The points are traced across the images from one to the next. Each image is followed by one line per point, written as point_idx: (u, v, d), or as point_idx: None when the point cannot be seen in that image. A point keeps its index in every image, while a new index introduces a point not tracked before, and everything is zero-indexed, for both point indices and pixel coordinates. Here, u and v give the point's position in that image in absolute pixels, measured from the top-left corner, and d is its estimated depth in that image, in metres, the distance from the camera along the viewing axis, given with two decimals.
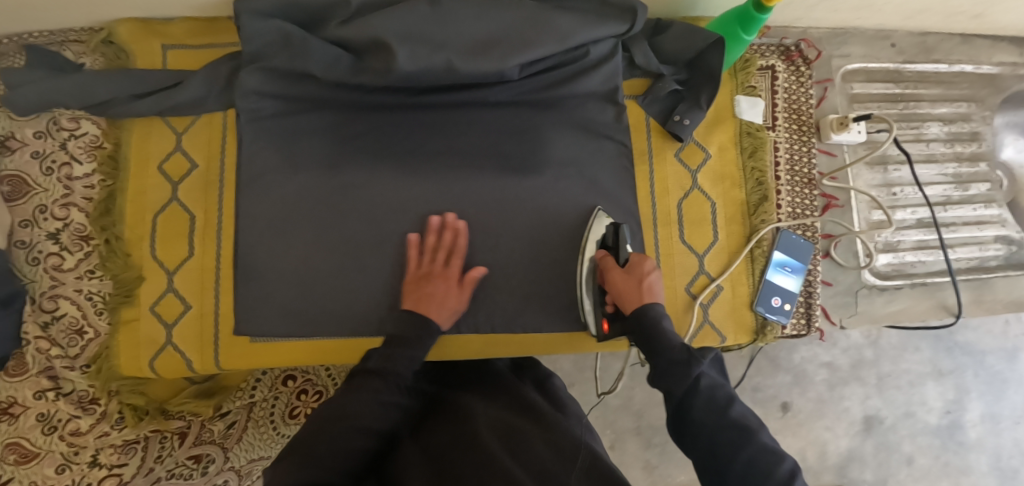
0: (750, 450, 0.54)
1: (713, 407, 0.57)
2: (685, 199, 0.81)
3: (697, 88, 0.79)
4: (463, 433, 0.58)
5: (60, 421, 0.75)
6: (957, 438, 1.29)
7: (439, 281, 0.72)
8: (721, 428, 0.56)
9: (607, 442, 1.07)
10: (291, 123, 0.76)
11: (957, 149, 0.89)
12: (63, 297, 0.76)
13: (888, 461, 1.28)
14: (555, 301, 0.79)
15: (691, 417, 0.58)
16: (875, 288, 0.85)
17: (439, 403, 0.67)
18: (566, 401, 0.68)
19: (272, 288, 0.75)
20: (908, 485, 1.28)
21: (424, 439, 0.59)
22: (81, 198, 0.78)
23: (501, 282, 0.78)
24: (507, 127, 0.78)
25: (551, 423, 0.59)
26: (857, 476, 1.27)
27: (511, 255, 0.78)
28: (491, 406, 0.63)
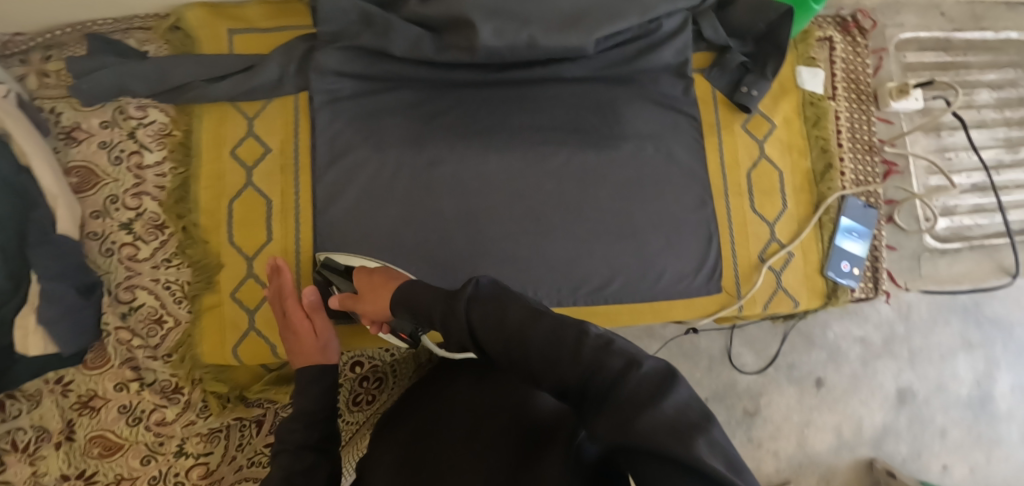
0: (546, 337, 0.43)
1: (490, 324, 0.46)
2: (754, 169, 0.82)
3: (764, 59, 0.81)
4: (430, 435, 0.55)
5: (144, 412, 0.74)
6: (989, 409, 1.32)
7: (287, 328, 0.70)
8: (501, 348, 0.45)
9: None
10: (373, 103, 0.77)
11: (1006, 114, 0.92)
12: (140, 287, 0.75)
13: (922, 434, 1.30)
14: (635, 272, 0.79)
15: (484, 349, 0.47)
16: (937, 252, 0.87)
17: (416, 404, 0.64)
18: None
19: None
20: (942, 456, 1.31)
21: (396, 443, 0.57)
22: (153, 187, 0.77)
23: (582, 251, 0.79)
24: (586, 102, 0.80)
25: (529, 403, 0.55)
26: (891, 448, 1.29)
27: (590, 226, 0.79)
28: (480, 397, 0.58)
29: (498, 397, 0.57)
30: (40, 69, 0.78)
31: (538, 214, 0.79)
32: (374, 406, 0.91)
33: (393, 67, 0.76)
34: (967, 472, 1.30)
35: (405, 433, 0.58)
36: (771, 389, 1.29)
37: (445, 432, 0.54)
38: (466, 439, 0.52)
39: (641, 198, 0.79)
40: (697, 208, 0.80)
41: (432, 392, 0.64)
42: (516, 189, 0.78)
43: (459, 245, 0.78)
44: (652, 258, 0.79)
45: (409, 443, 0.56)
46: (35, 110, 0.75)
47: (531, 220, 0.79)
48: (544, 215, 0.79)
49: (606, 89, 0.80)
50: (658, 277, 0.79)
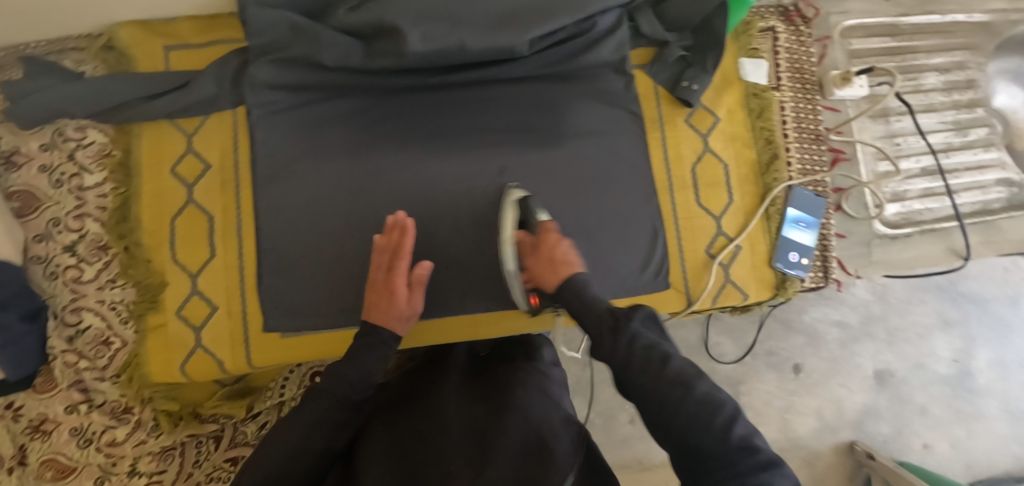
0: (687, 406, 0.49)
1: (650, 365, 0.52)
2: (698, 163, 0.82)
3: (705, 51, 0.80)
4: (428, 424, 0.56)
5: (95, 434, 0.74)
6: (968, 385, 1.35)
7: (388, 285, 0.70)
8: (655, 388, 0.51)
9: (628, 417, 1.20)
10: (312, 112, 0.77)
11: (955, 97, 0.92)
12: (86, 309, 0.75)
13: (903, 413, 1.33)
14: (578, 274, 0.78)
15: (630, 383, 0.53)
16: (887, 237, 0.87)
17: (414, 393, 0.65)
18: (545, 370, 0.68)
19: (313, 278, 0.75)
20: (923, 433, 1.33)
21: (394, 430, 0.58)
22: (95, 208, 0.77)
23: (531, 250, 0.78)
24: (528, 102, 0.79)
25: (528, 406, 0.58)
26: (873, 429, 1.32)
27: None
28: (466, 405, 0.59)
29: (494, 396, 0.60)
30: None
31: (488, 219, 0.78)
32: None
33: (328, 76, 0.75)
34: (948, 448, 1.34)
35: (405, 420, 0.59)
36: (750, 376, 1.30)
37: (441, 424, 0.56)
38: (471, 432, 0.54)
39: (587, 198, 0.79)
40: (642, 205, 0.80)
41: (419, 390, 0.64)
42: (467, 193, 0.78)
43: (406, 253, 0.77)
44: (600, 257, 0.78)
45: (409, 429, 0.57)
46: None
47: (481, 225, 0.78)
48: (492, 218, 0.78)
49: (550, 88, 0.79)
50: (608, 275, 0.78)
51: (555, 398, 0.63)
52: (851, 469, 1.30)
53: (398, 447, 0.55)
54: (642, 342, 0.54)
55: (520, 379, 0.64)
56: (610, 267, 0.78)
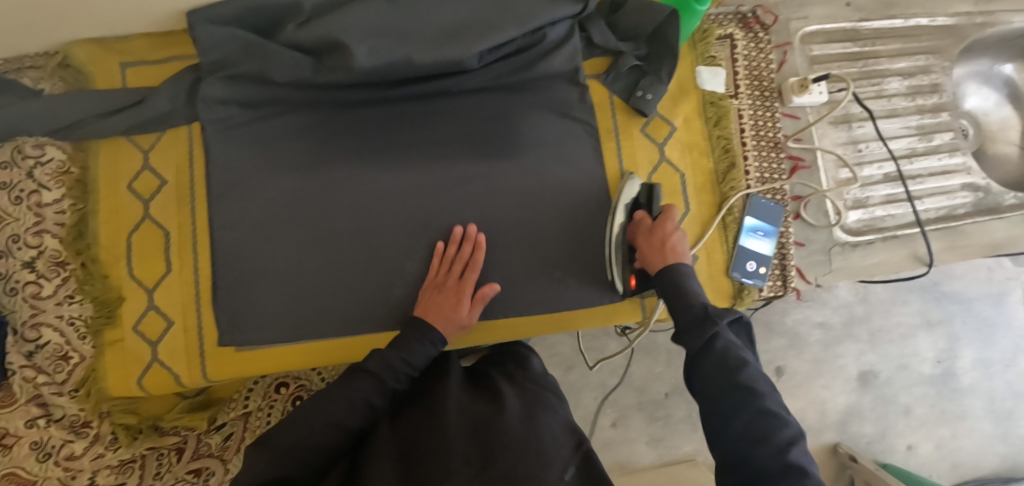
0: (746, 415, 0.54)
1: (723, 369, 0.57)
2: (654, 173, 0.82)
3: (659, 61, 0.80)
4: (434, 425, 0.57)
5: (54, 448, 0.73)
6: (951, 385, 1.38)
7: (453, 291, 0.73)
8: (726, 390, 0.56)
9: (611, 419, 1.25)
10: (265, 128, 0.77)
11: (918, 102, 0.91)
12: (45, 325, 0.74)
13: (886, 414, 1.36)
14: (533, 284, 0.79)
15: (703, 376, 0.58)
16: (848, 245, 0.87)
17: (417, 394, 0.65)
18: (542, 381, 0.69)
19: (267, 292, 0.76)
20: (907, 434, 1.36)
21: (398, 428, 0.59)
22: (54, 224, 0.76)
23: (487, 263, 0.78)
24: (481, 114, 0.79)
25: (528, 416, 0.59)
26: (857, 430, 1.34)
27: (495, 240, 0.79)
28: (466, 409, 0.60)
29: (495, 402, 0.61)
30: None
31: (441, 232, 0.78)
32: None
33: (282, 92, 0.75)
34: (932, 448, 1.36)
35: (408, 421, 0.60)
36: None
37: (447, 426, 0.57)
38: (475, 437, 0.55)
39: (541, 210, 0.79)
40: (597, 215, 0.80)
41: (422, 392, 0.65)
42: (422, 206, 0.78)
43: (359, 266, 0.77)
44: (553, 268, 0.79)
45: (413, 429, 0.58)
46: None
47: (436, 237, 0.78)
48: (446, 230, 0.78)
49: (505, 100, 0.79)
50: (562, 286, 0.79)
51: (553, 408, 0.64)
52: (835, 471, 1.32)
53: (403, 445, 0.56)
54: (723, 343, 0.59)
55: (520, 391, 0.65)
56: (564, 279, 0.79)
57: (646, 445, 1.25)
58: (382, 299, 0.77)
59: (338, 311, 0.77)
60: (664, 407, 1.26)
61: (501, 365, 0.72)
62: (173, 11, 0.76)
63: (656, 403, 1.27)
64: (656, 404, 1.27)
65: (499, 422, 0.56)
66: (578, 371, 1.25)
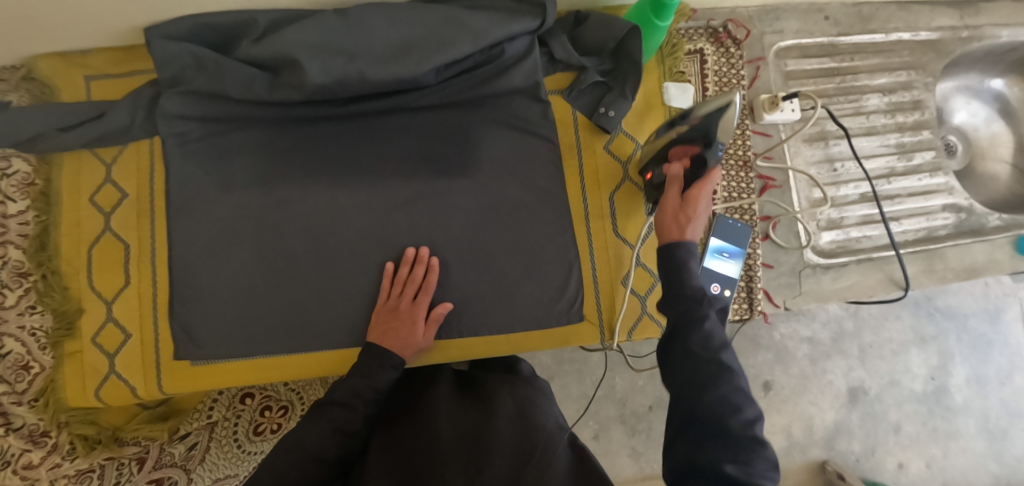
0: (723, 387, 0.51)
1: (705, 342, 0.54)
2: (617, 191, 0.81)
3: (624, 76, 0.79)
4: (428, 438, 0.57)
5: (13, 456, 0.75)
6: (944, 403, 1.34)
7: (406, 315, 0.72)
8: (705, 362, 0.53)
9: (592, 432, 1.24)
10: (220, 142, 0.78)
11: (898, 119, 0.88)
12: (7, 334, 0.76)
13: (875, 431, 1.32)
14: (489, 304, 0.78)
15: (685, 347, 0.55)
16: (819, 267, 0.84)
17: (405, 408, 0.66)
18: (533, 380, 0.71)
19: (222, 307, 0.76)
20: (897, 453, 1.32)
21: (391, 445, 0.59)
22: (17, 235, 0.78)
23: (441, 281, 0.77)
24: (438, 130, 0.79)
25: (518, 412, 0.60)
26: (845, 447, 1.31)
27: (450, 258, 0.78)
28: (456, 422, 0.59)
29: (486, 402, 0.62)
30: None
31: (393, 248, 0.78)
32: None
33: (241, 106, 0.76)
34: (923, 467, 1.33)
35: (399, 436, 0.60)
36: None
37: (442, 435, 0.57)
38: (470, 441, 0.55)
39: (497, 230, 0.79)
40: (557, 234, 0.79)
41: (411, 406, 0.66)
42: (379, 222, 0.78)
43: (313, 283, 0.78)
44: (507, 287, 0.78)
45: (406, 446, 0.58)
46: None
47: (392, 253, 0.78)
48: (400, 246, 0.78)
49: (463, 117, 0.80)
50: (519, 305, 0.78)
51: (544, 409, 0.64)
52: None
53: (399, 462, 0.56)
54: (709, 322, 0.56)
55: (510, 389, 0.66)
56: (519, 300, 0.78)
57: (628, 458, 1.24)
58: (340, 316, 0.78)
59: (289, 327, 0.77)
60: (646, 420, 1.25)
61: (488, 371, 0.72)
62: (132, 27, 0.76)
63: (638, 416, 1.26)
64: (638, 417, 1.26)
65: (490, 428, 0.56)
66: (558, 382, 1.24)
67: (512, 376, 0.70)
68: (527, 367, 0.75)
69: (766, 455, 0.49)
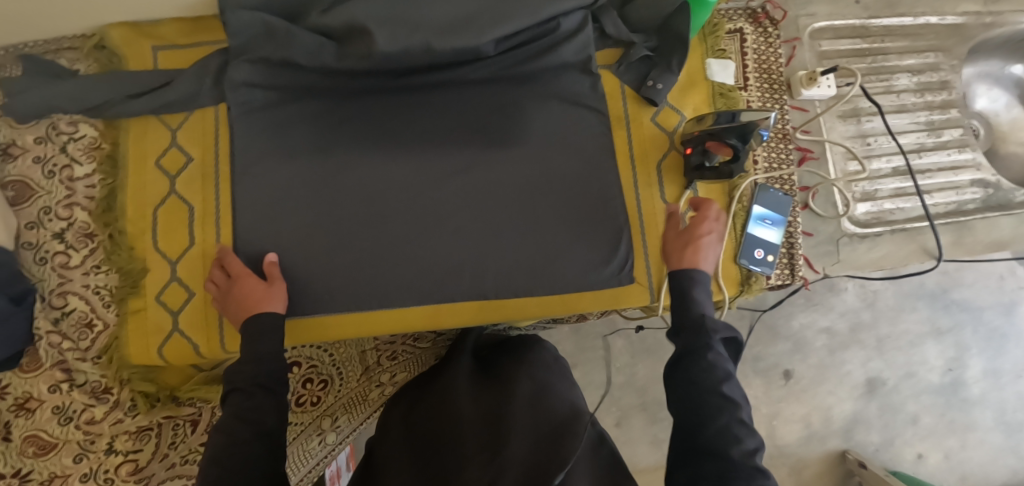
0: (726, 418, 0.58)
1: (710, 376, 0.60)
2: (663, 160, 0.84)
3: (669, 52, 0.82)
4: (450, 421, 0.66)
5: (76, 412, 0.78)
6: (960, 395, 1.37)
7: (246, 282, 0.73)
8: (709, 394, 0.59)
9: (615, 418, 1.28)
10: (279, 112, 0.79)
11: (927, 98, 0.93)
12: (71, 293, 0.79)
13: (893, 423, 1.35)
14: (540, 267, 0.80)
15: (690, 375, 0.61)
16: (855, 236, 0.87)
17: (431, 397, 0.75)
18: (556, 365, 0.79)
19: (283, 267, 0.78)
20: (915, 444, 1.35)
21: (416, 435, 0.68)
22: (83, 198, 0.81)
23: (494, 247, 0.80)
24: (490, 103, 0.81)
25: (535, 395, 0.67)
26: (862, 437, 1.34)
27: (504, 228, 0.80)
28: (475, 406, 0.67)
29: (503, 388, 0.70)
30: None
31: (447, 217, 0.80)
32: (319, 406, 1.03)
33: (306, 73, 0.78)
34: (940, 459, 1.36)
35: (426, 425, 0.69)
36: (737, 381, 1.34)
37: (461, 415, 0.65)
38: (488, 420, 0.62)
39: (546, 200, 0.81)
40: (606, 202, 0.82)
41: (436, 396, 0.75)
42: (426, 192, 0.80)
43: (369, 248, 0.79)
44: (554, 256, 0.80)
45: (431, 431, 0.67)
46: None
47: (446, 222, 0.80)
48: (457, 213, 0.80)
49: (515, 89, 0.82)
50: (567, 270, 0.80)
51: (558, 392, 0.71)
52: (841, 478, 1.33)
53: (425, 444, 0.64)
54: (715, 353, 0.62)
55: (530, 373, 0.73)
56: (567, 266, 0.80)
57: (648, 445, 1.28)
58: (398, 283, 0.79)
59: (343, 291, 0.78)
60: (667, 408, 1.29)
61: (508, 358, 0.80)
62: None
63: (659, 404, 1.29)
64: (659, 405, 1.29)
65: (506, 409, 0.63)
66: (581, 369, 1.29)
67: (527, 359, 0.77)
68: (547, 352, 0.82)
69: (764, 484, 0.54)
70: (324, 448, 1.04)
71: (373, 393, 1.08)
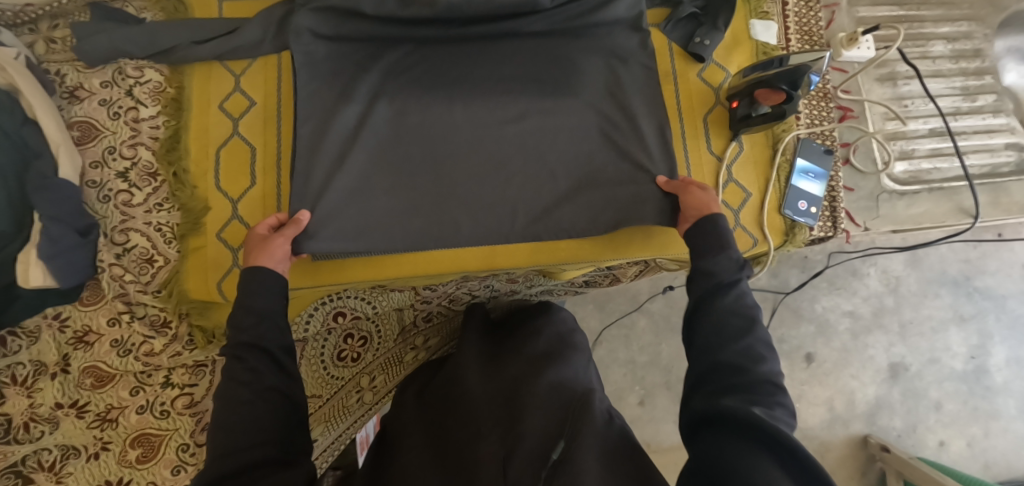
0: (750, 338, 0.58)
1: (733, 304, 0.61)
2: (710, 114, 0.86)
3: (716, 12, 0.85)
4: (457, 397, 0.64)
5: (134, 345, 0.80)
6: (984, 382, 1.32)
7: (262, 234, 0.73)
8: (727, 317, 0.60)
9: (639, 396, 1.25)
10: (341, 60, 0.82)
11: (962, 65, 0.96)
12: (133, 230, 0.81)
13: (916, 408, 1.31)
14: (591, 210, 0.82)
15: (711, 302, 0.61)
16: (894, 193, 0.92)
17: (439, 374, 0.74)
18: (572, 335, 0.80)
19: (339, 204, 0.78)
20: (938, 430, 1.31)
21: (425, 411, 0.66)
22: (148, 138, 0.84)
23: (545, 188, 0.82)
24: (544, 55, 0.84)
25: (546, 368, 0.67)
26: (886, 422, 1.31)
27: (554, 176, 0.82)
28: (486, 385, 0.65)
29: (517, 367, 0.68)
30: (48, 36, 0.86)
31: (504, 164, 0.82)
32: (358, 363, 1.03)
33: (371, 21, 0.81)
34: (963, 446, 1.31)
35: (434, 402, 0.67)
36: None
37: (468, 391, 0.63)
38: (502, 399, 0.61)
39: (597, 150, 0.83)
40: (661, 151, 0.82)
41: (445, 370, 0.73)
42: (478, 139, 0.82)
43: (426, 192, 0.80)
44: (602, 204, 0.82)
45: (437, 410, 0.65)
46: (42, 71, 0.82)
47: (502, 170, 0.82)
48: (513, 161, 0.82)
49: (568, 45, 0.85)
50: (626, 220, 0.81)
51: (574, 365, 0.71)
52: (863, 463, 1.29)
53: (435, 423, 0.62)
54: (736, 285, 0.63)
55: (542, 350, 0.73)
56: (617, 215, 0.81)
57: (673, 424, 1.24)
58: (450, 225, 0.80)
59: (398, 235, 0.79)
60: None
61: (526, 330, 0.81)
62: None
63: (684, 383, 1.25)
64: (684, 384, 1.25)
65: (518, 390, 0.62)
66: (606, 347, 1.26)
67: (542, 330, 0.79)
68: (563, 323, 0.82)
69: (785, 402, 0.53)
70: (361, 408, 1.01)
71: (408, 357, 1.05)
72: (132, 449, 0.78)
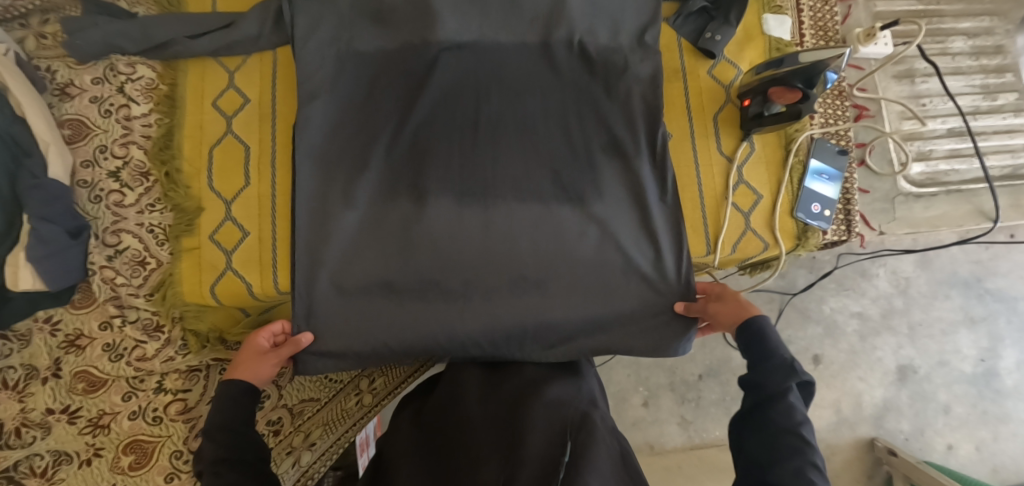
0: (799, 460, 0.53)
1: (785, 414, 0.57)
2: (720, 112, 0.83)
3: (727, 6, 0.82)
4: (457, 423, 0.61)
5: (126, 349, 0.79)
6: (994, 385, 1.29)
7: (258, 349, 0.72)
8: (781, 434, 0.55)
9: (642, 398, 1.22)
10: (337, 150, 0.77)
11: (982, 61, 0.92)
12: (125, 231, 0.79)
13: (923, 411, 1.28)
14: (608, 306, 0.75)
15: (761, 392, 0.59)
16: (910, 196, 0.91)
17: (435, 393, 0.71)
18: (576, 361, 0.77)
19: (345, 323, 0.75)
20: (945, 434, 1.28)
21: (423, 432, 0.64)
22: (140, 136, 0.81)
23: (558, 293, 0.75)
24: (561, 129, 0.78)
25: (545, 389, 0.64)
26: (893, 426, 1.28)
27: (569, 278, 0.75)
28: (485, 410, 0.62)
29: (516, 390, 0.65)
30: (38, 31, 0.83)
31: (519, 278, 0.75)
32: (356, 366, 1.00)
33: (383, 108, 0.78)
34: (971, 450, 1.27)
35: (432, 423, 0.65)
36: None
37: (468, 418, 0.61)
38: (502, 422, 0.58)
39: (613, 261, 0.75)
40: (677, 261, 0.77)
41: (444, 391, 0.70)
42: (489, 246, 0.74)
43: (436, 307, 0.75)
44: (615, 322, 0.77)
45: (436, 432, 0.62)
46: (32, 68, 0.80)
47: (519, 283, 0.75)
48: (529, 273, 0.74)
49: (591, 135, 0.78)
50: (639, 335, 0.77)
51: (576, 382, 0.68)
52: (869, 466, 1.26)
53: (434, 448, 0.60)
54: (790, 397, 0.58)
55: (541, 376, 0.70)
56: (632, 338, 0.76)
57: (676, 426, 1.21)
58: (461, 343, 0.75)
59: (407, 347, 0.75)
60: (695, 388, 1.22)
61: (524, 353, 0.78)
62: None
63: (688, 385, 1.22)
64: (688, 385, 1.23)
65: (518, 411, 0.59)
66: None
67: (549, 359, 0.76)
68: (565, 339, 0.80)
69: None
70: (359, 411, 0.98)
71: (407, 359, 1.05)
72: (125, 455, 0.76)
